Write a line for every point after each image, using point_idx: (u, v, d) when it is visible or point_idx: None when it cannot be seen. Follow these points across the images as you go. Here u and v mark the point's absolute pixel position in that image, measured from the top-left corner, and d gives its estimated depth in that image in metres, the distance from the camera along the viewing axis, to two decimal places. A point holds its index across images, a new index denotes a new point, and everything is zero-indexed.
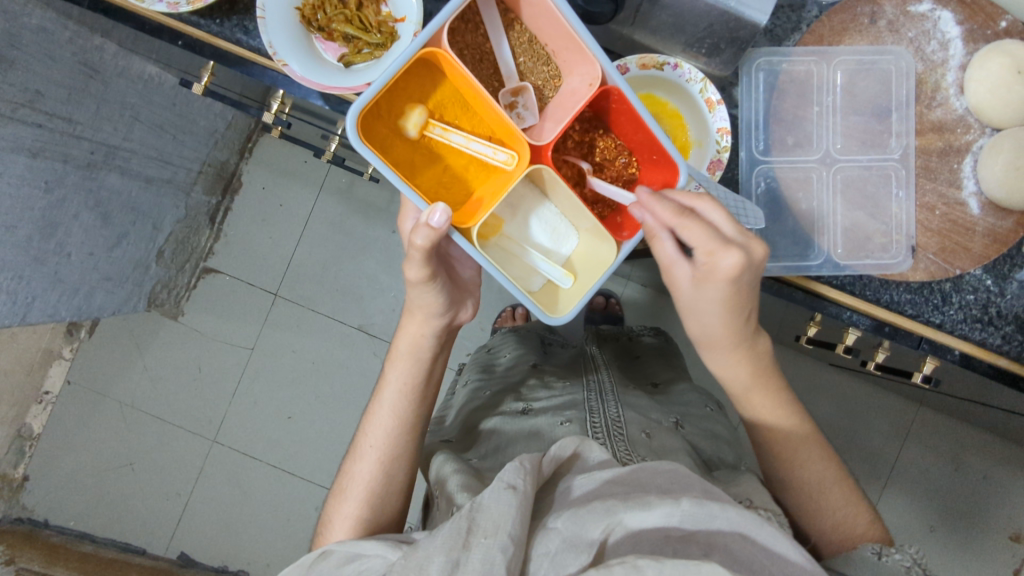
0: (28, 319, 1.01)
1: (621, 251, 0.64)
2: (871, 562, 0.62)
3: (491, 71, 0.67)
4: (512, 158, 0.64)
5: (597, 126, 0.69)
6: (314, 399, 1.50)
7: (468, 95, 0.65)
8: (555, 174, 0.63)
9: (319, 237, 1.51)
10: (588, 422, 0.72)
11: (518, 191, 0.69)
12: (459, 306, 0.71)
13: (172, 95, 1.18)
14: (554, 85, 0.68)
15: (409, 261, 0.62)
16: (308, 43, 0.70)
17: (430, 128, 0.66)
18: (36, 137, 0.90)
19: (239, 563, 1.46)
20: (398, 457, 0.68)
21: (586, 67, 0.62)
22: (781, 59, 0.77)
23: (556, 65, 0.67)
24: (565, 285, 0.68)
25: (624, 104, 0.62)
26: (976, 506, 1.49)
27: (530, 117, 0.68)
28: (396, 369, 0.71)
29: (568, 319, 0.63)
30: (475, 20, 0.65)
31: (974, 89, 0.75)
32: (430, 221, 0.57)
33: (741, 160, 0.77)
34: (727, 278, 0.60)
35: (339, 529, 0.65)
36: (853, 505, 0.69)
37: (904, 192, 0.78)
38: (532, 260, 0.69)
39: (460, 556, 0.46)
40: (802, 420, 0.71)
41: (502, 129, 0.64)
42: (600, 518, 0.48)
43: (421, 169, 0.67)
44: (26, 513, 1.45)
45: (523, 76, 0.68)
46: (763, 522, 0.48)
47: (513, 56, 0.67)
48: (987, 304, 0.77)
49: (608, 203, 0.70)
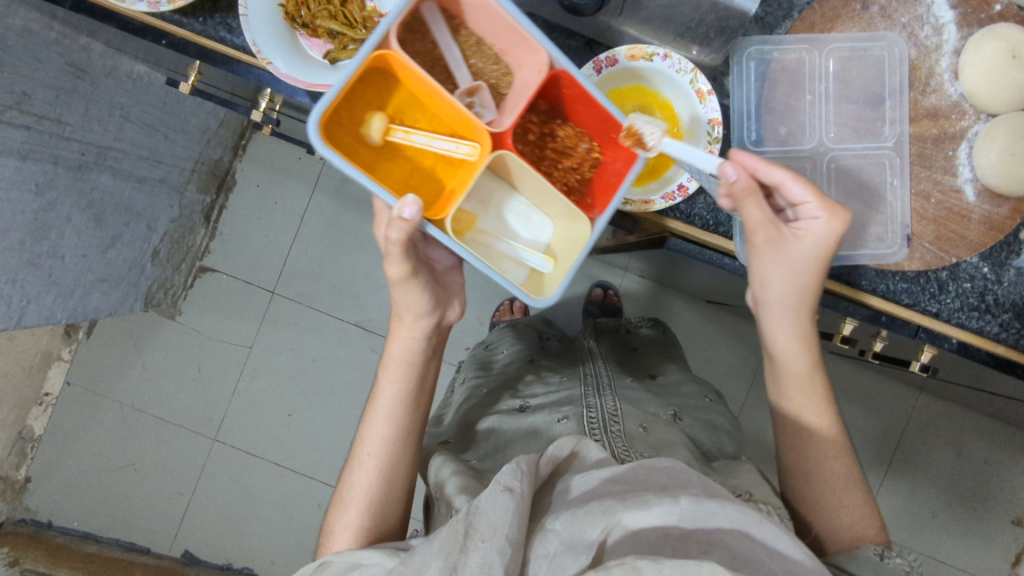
0: (23, 322, 1.01)
1: (594, 228, 0.63)
2: (873, 562, 0.64)
3: (444, 76, 0.66)
4: (474, 150, 0.63)
5: (553, 117, 0.67)
6: (313, 396, 1.50)
7: (424, 95, 0.64)
8: (518, 159, 0.62)
9: (316, 234, 1.50)
10: (585, 418, 0.71)
11: (484, 186, 0.69)
12: (445, 304, 0.71)
13: (162, 94, 1.17)
14: (507, 82, 0.67)
15: (389, 258, 0.62)
16: (292, 41, 0.69)
17: (392, 132, 0.65)
18: (26, 139, 0.89)
19: (243, 560, 1.46)
20: (396, 463, 0.68)
21: (533, 56, 0.61)
22: (773, 48, 0.76)
23: (505, 63, 0.66)
24: (547, 269, 0.67)
25: (576, 88, 0.61)
26: (978, 490, 1.49)
27: (488, 113, 0.65)
28: (387, 375, 0.70)
29: (552, 300, 0.62)
30: (421, 28, 0.63)
31: (969, 75, 0.74)
32: (402, 215, 0.56)
33: (733, 151, 0.76)
34: (832, 236, 0.63)
35: (340, 540, 0.65)
36: (859, 507, 0.68)
37: (899, 181, 0.77)
38: (512, 249, 0.68)
39: (457, 561, 0.46)
40: (824, 416, 0.70)
41: (462, 123, 0.63)
42: (599, 519, 0.48)
43: (390, 172, 0.66)
44: (30, 513, 1.46)
45: (475, 77, 0.66)
46: (760, 517, 0.47)
47: (464, 58, 0.66)
48: (984, 292, 0.76)
49: (577, 187, 0.68)
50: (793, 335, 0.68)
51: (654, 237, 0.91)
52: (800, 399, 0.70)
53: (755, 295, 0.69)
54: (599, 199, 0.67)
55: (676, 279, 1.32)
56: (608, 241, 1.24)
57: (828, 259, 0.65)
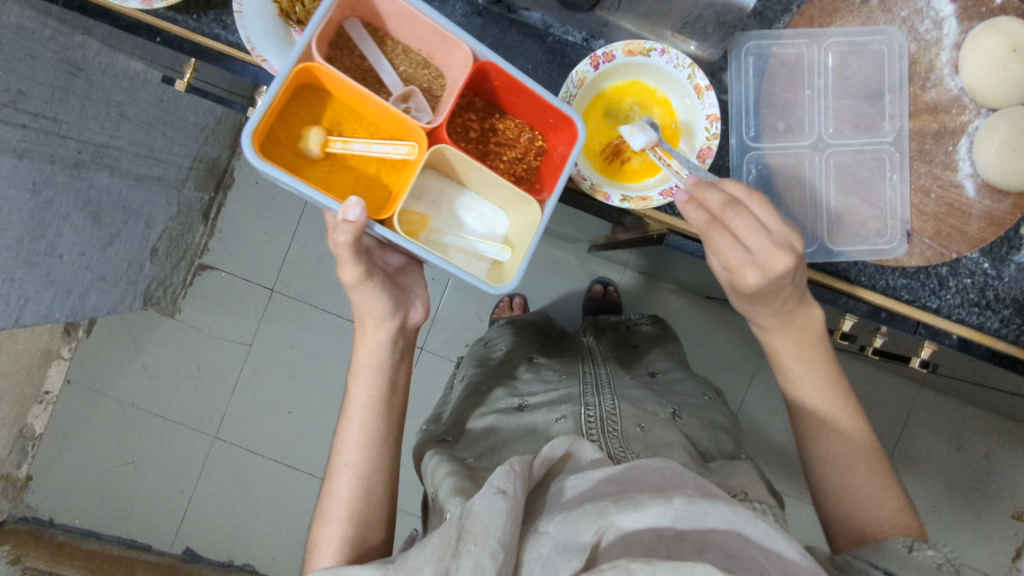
0: (22, 321, 1.01)
1: (545, 210, 0.63)
2: (901, 555, 0.61)
3: (377, 86, 0.66)
4: (413, 149, 0.62)
5: (492, 113, 0.68)
6: (313, 394, 1.50)
7: (357, 104, 0.63)
8: (458, 152, 0.62)
9: (315, 231, 1.50)
10: (584, 417, 0.71)
11: (433, 186, 0.68)
12: (407, 306, 0.70)
13: (158, 91, 1.16)
14: (441, 83, 0.67)
15: (342, 261, 0.61)
16: (286, 38, 0.67)
17: (331, 144, 0.63)
18: (22, 137, 0.88)
19: (244, 557, 1.47)
20: (374, 471, 0.68)
21: (457, 52, 0.62)
22: (771, 42, 0.76)
23: (435, 65, 0.66)
24: (505, 258, 0.67)
25: (504, 77, 0.61)
26: (978, 485, 1.49)
27: (425, 113, 0.65)
28: (357, 383, 0.70)
29: (515, 282, 0.61)
30: (348, 44, 0.64)
31: (969, 69, 0.74)
32: (347, 218, 0.55)
33: (732, 147, 0.75)
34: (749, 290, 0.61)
35: (324, 554, 0.64)
36: (878, 485, 0.68)
37: (899, 176, 0.77)
38: (468, 244, 0.67)
39: (451, 564, 0.46)
40: (837, 397, 0.71)
41: (398, 124, 0.62)
42: (592, 522, 0.47)
43: (333, 185, 0.64)
44: (31, 512, 1.46)
45: (408, 82, 0.66)
46: (756, 517, 0.47)
47: (393, 66, 0.66)
48: (984, 288, 0.76)
49: (525, 176, 0.68)
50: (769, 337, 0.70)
51: (653, 234, 0.91)
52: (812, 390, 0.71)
53: None
54: (546, 181, 0.68)
55: (675, 275, 1.32)
56: (605, 237, 1.23)
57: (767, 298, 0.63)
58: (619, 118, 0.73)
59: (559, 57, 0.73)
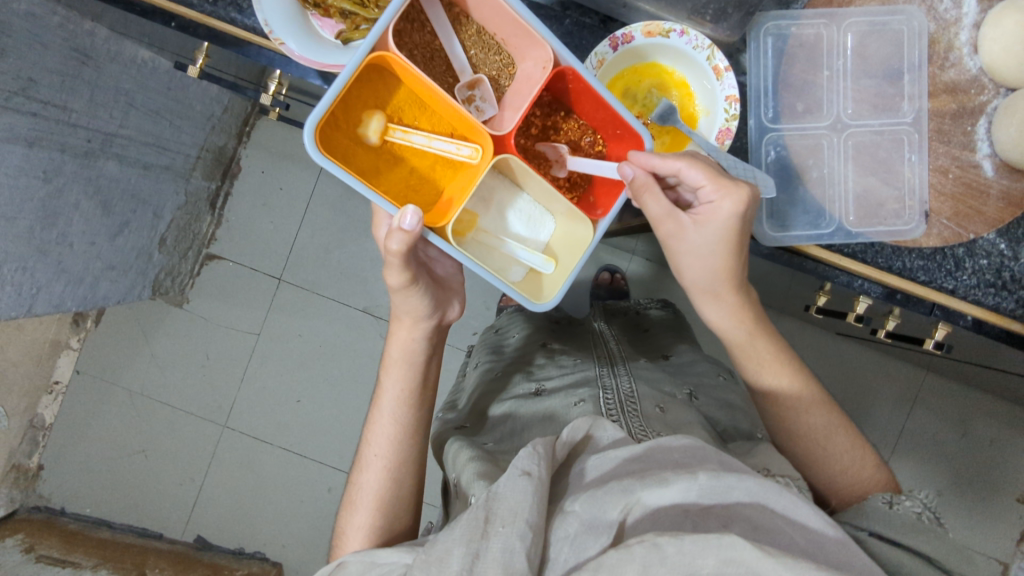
0: (34, 311, 1.01)
1: (597, 229, 0.64)
2: (884, 512, 0.61)
3: (444, 68, 0.66)
4: (476, 152, 0.62)
5: (557, 109, 0.67)
6: (322, 382, 1.51)
7: (424, 95, 0.63)
8: (521, 162, 0.62)
9: (322, 220, 1.50)
10: (602, 400, 0.71)
11: (489, 183, 0.68)
12: (445, 305, 0.71)
13: (167, 80, 1.14)
14: (509, 73, 0.66)
15: (389, 266, 0.61)
16: (304, 21, 0.67)
17: (391, 132, 0.65)
18: (33, 126, 0.88)
19: (255, 545, 1.48)
20: (403, 462, 0.69)
21: (538, 50, 0.61)
22: (790, 22, 0.75)
23: (507, 53, 0.66)
24: (547, 270, 0.68)
25: (581, 84, 0.60)
26: (984, 468, 1.50)
27: (489, 108, 0.67)
28: (389, 375, 0.71)
29: (552, 305, 0.63)
30: (420, 19, 0.63)
31: (989, 48, 0.73)
32: (402, 224, 0.55)
33: (750, 128, 0.76)
34: (731, 219, 0.62)
35: (353, 540, 0.65)
36: (858, 449, 0.70)
37: (917, 156, 0.77)
38: (511, 250, 0.68)
39: (479, 547, 0.47)
40: (803, 373, 0.73)
41: (463, 123, 0.63)
42: (617, 499, 0.48)
43: (386, 174, 0.66)
44: (43, 501, 1.47)
45: (476, 68, 0.67)
46: (782, 489, 0.47)
47: (464, 49, 0.66)
48: (1001, 268, 0.76)
49: (579, 182, 0.70)
50: (722, 311, 0.71)
51: None
52: (767, 365, 0.72)
53: (682, 280, 0.71)
54: (601, 198, 0.69)
55: None
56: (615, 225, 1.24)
57: (738, 237, 0.64)
58: (637, 98, 0.73)
59: (576, 39, 0.73)
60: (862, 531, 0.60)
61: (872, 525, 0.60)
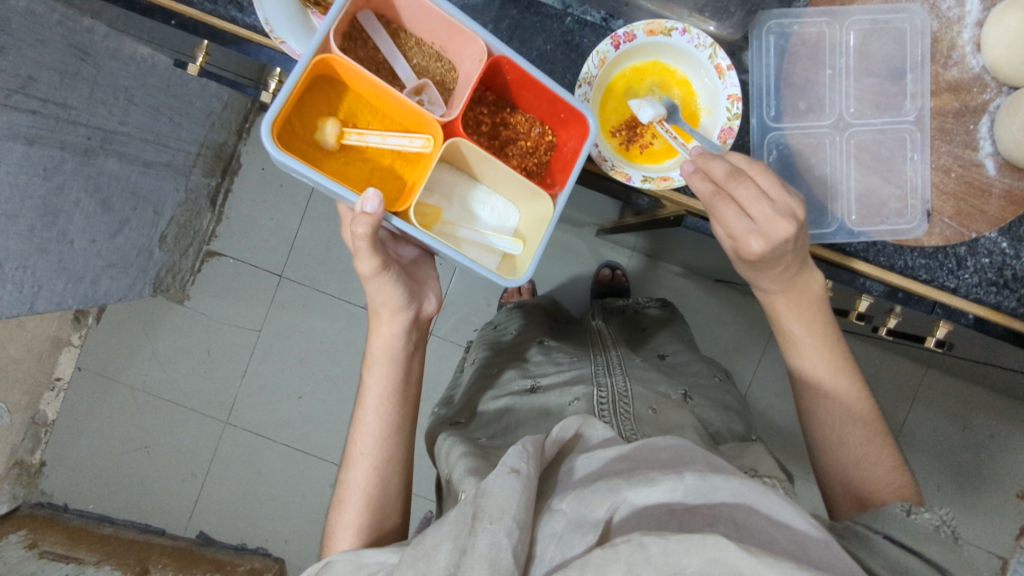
0: (35, 308, 1.00)
1: (557, 203, 0.64)
2: (900, 518, 0.61)
3: (391, 79, 0.65)
4: (428, 141, 0.62)
5: (502, 106, 0.68)
6: (324, 378, 1.52)
7: (373, 97, 0.63)
8: (473, 143, 0.62)
9: (323, 216, 1.51)
10: (596, 398, 0.71)
11: (445, 178, 0.68)
12: (421, 298, 0.71)
13: (167, 76, 1.14)
14: (453, 78, 0.67)
15: (358, 254, 0.61)
16: (303, 19, 0.66)
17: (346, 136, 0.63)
18: (31, 123, 0.87)
19: (256, 541, 1.48)
20: (388, 460, 0.69)
21: (473, 46, 0.62)
22: (793, 21, 0.75)
23: (448, 59, 0.67)
24: (517, 251, 0.67)
25: (517, 70, 0.62)
26: (984, 464, 1.50)
27: (439, 107, 0.65)
28: (373, 373, 0.71)
29: (525, 278, 0.62)
30: (361, 36, 0.63)
31: (992, 46, 0.73)
32: (364, 209, 0.55)
33: (751, 127, 0.75)
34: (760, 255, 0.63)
35: (341, 539, 0.65)
36: (879, 451, 0.70)
37: (920, 155, 0.76)
38: (481, 236, 0.68)
39: (468, 543, 0.47)
40: (842, 364, 0.73)
41: (413, 118, 0.63)
42: (605, 498, 0.47)
43: (349, 176, 0.64)
44: (45, 497, 1.47)
45: (420, 75, 0.66)
46: (767, 490, 0.47)
47: (407, 59, 0.65)
48: (1002, 267, 0.76)
49: (535, 170, 0.68)
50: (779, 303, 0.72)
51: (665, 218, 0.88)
52: (808, 351, 0.72)
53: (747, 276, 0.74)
54: (557, 174, 0.68)
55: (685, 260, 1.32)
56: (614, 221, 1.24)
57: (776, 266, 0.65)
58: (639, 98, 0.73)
59: (577, 37, 0.73)
60: (875, 533, 0.60)
61: (887, 529, 0.60)
